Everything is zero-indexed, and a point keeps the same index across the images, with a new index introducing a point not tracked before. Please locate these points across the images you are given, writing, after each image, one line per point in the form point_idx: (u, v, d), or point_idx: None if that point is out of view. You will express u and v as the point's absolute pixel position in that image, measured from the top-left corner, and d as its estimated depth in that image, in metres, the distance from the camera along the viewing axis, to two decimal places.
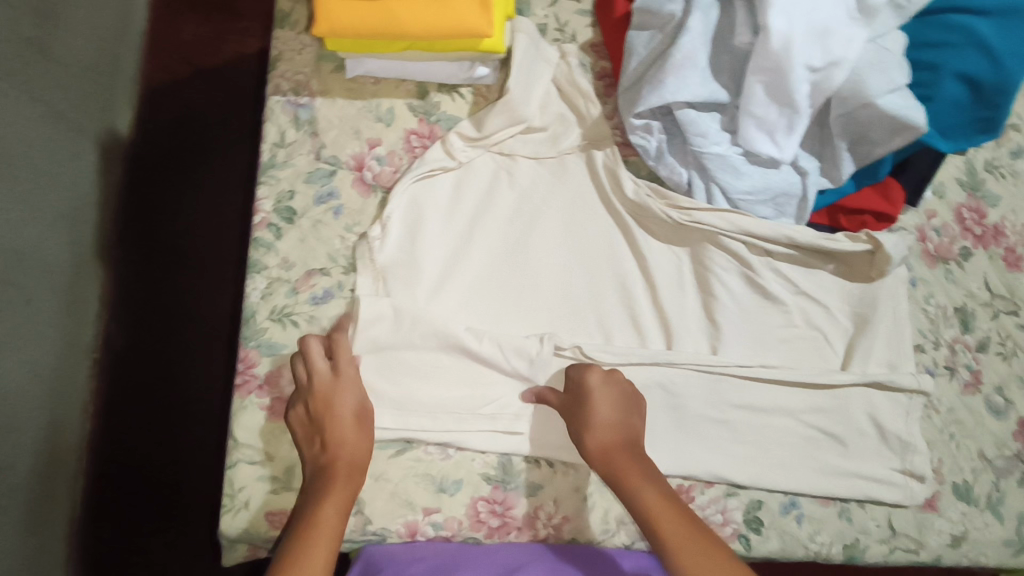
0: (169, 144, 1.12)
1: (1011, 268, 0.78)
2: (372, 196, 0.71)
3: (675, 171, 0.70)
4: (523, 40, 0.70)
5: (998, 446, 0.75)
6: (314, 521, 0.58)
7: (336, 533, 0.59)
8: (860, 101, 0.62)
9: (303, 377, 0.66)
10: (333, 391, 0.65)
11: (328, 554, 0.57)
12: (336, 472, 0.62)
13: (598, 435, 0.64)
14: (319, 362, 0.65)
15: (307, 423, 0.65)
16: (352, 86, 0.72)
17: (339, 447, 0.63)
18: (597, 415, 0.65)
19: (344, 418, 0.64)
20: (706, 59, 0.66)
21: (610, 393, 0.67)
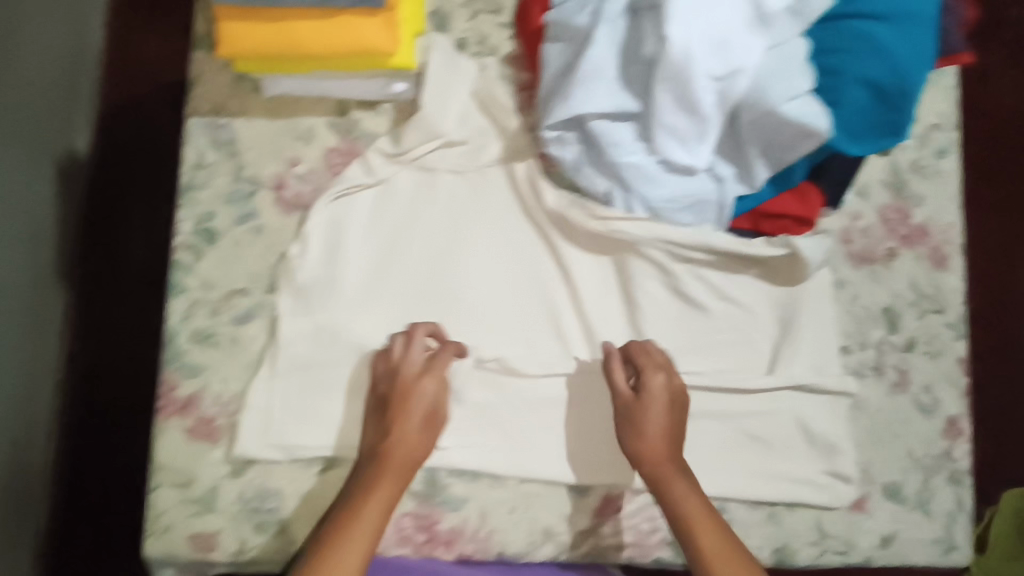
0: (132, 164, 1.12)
1: (937, 267, 0.78)
2: (292, 215, 0.71)
3: (592, 182, 0.70)
4: (438, 56, 0.71)
5: (926, 445, 0.76)
6: (357, 519, 0.60)
7: (373, 534, 0.60)
8: (764, 108, 0.63)
9: (393, 358, 0.67)
10: (413, 386, 0.66)
11: (365, 553, 0.60)
12: (399, 469, 0.64)
13: (649, 440, 0.67)
14: (414, 351, 0.67)
15: (381, 409, 0.66)
16: (271, 105, 0.72)
17: (408, 445, 0.65)
18: (653, 418, 0.67)
19: (417, 415, 0.66)
20: (615, 69, 0.66)
21: (670, 397, 0.68)
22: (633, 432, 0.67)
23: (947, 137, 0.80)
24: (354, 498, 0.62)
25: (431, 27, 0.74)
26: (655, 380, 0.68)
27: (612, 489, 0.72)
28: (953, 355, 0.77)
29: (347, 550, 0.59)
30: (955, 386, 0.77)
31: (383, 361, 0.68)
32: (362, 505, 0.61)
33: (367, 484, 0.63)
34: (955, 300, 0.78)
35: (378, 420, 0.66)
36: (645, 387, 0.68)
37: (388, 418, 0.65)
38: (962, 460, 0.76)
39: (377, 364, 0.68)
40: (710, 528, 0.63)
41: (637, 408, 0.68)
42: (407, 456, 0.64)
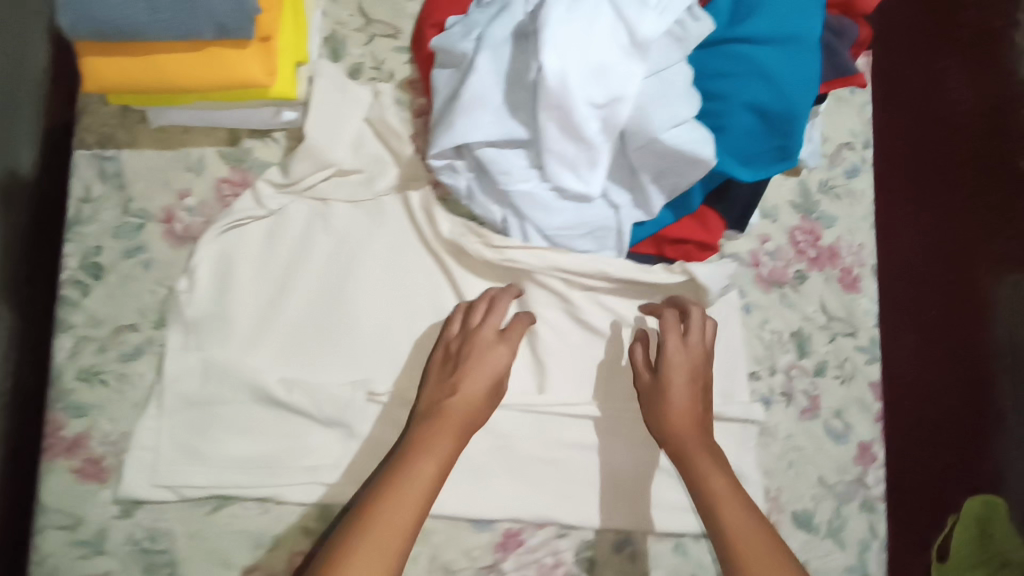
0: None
1: (848, 289, 0.76)
2: (183, 248, 0.70)
3: (487, 210, 0.69)
4: (325, 82, 0.69)
5: (838, 472, 0.74)
6: (415, 467, 0.60)
7: (428, 488, 0.59)
8: (648, 136, 0.61)
9: (471, 322, 0.68)
10: (492, 354, 0.67)
11: (417, 505, 0.58)
12: (454, 432, 0.63)
13: (677, 400, 0.67)
14: (495, 318, 0.68)
15: (443, 373, 0.67)
16: (161, 136, 0.71)
17: (467, 411, 0.65)
18: (675, 382, 0.68)
19: (480, 384, 0.66)
20: (500, 96, 0.64)
21: (694, 361, 0.69)
22: (663, 400, 0.67)
23: (857, 157, 0.78)
24: (408, 455, 0.61)
25: (326, 52, 0.73)
26: (693, 348, 0.69)
27: (514, 523, 0.70)
28: (865, 379, 0.76)
29: (399, 497, 0.57)
30: (867, 410, 0.75)
31: (453, 326, 0.69)
32: (422, 463, 0.60)
33: (428, 442, 0.62)
34: (866, 323, 0.76)
35: (439, 384, 0.66)
36: (667, 355, 0.68)
37: (455, 381, 0.65)
38: (875, 486, 0.74)
39: (449, 329, 0.69)
40: (733, 497, 0.61)
41: (666, 376, 0.68)
42: (463, 422, 0.64)
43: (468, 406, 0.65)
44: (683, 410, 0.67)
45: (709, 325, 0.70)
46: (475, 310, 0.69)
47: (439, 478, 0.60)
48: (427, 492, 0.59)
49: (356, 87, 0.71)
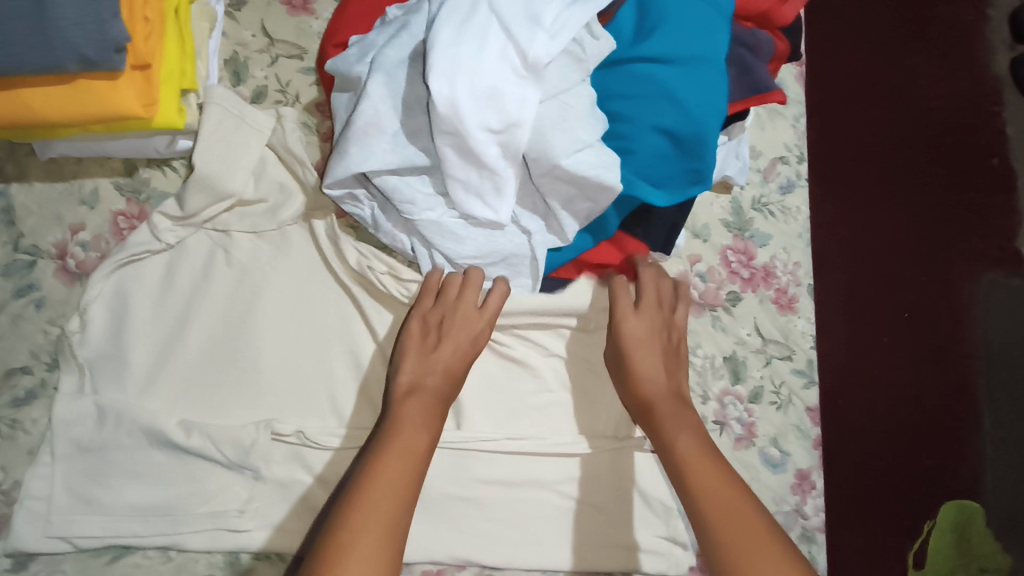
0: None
1: (784, 310, 0.73)
2: (77, 285, 0.67)
3: (395, 239, 0.66)
4: (215, 111, 0.65)
5: (775, 502, 0.71)
6: (400, 433, 0.58)
7: (418, 457, 0.57)
8: (550, 163, 0.58)
9: (450, 295, 0.66)
10: (470, 324, 0.65)
11: (409, 472, 0.56)
12: (433, 409, 0.61)
13: (643, 372, 0.66)
14: (473, 290, 0.66)
15: (422, 349, 0.65)
16: (52, 167, 0.68)
17: (444, 385, 0.64)
18: (637, 356, 0.66)
19: (455, 360, 0.65)
20: (397, 123, 0.61)
21: (654, 330, 0.67)
22: (627, 366, 0.66)
23: (791, 171, 0.76)
24: (393, 431, 0.58)
25: (226, 76, 0.71)
26: (645, 310, 0.68)
27: (433, 566, 0.67)
28: (802, 405, 0.72)
29: (385, 461, 0.56)
30: (805, 437, 0.72)
31: (428, 296, 0.66)
32: (410, 439, 0.58)
33: (410, 420, 0.59)
34: (803, 345, 0.73)
35: (421, 359, 0.64)
36: (620, 323, 0.67)
37: (438, 355, 0.64)
38: (813, 516, 0.71)
39: (425, 302, 0.66)
40: (704, 458, 0.58)
41: (623, 344, 0.67)
42: (439, 399, 0.63)
43: (448, 380, 0.64)
44: (649, 375, 0.66)
45: (666, 283, 0.70)
46: (450, 284, 0.66)
47: (427, 458, 0.58)
48: (416, 469, 0.56)
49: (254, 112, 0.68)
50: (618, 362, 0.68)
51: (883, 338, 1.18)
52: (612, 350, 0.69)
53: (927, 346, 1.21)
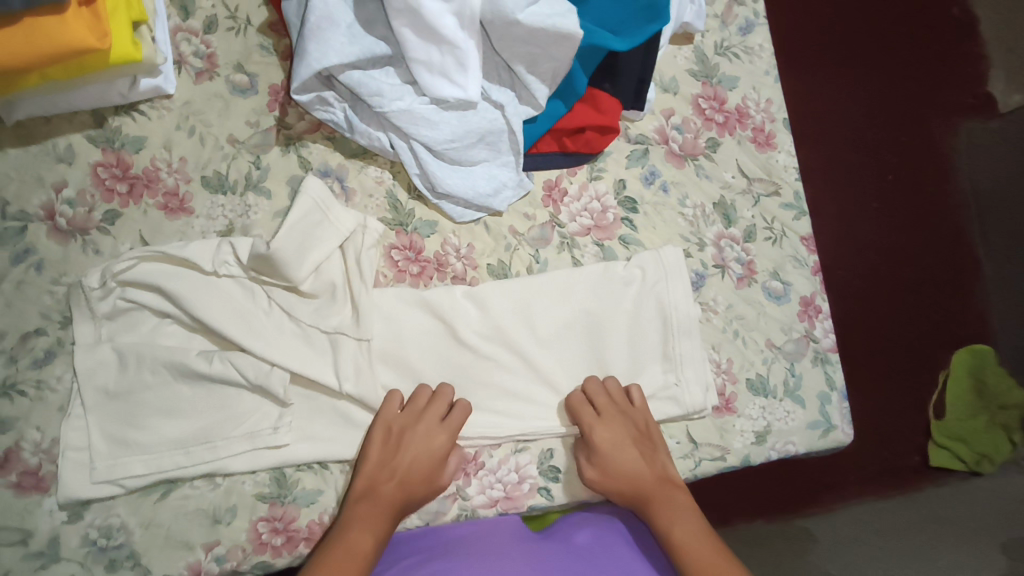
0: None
1: (762, 148, 0.74)
2: (73, 243, 0.68)
3: (371, 137, 0.66)
4: (305, 201, 0.66)
5: (785, 332, 0.73)
6: (350, 528, 0.61)
7: (364, 555, 0.59)
8: (506, 21, 0.60)
9: (417, 405, 0.67)
10: (432, 440, 0.65)
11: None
12: (389, 507, 0.63)
13: (621, 477, 0.67)
14: (439, 404, 0.67)
15: (387, 454, 0.65)
16: (22, 131, 0.68)
17: (405, 488, 0.65)
18: (613, 459, 0.67)
19: (418, 467, 0.65)
20: (350, 14, 0.62)
21: (621, 431, 0.67)
22: (611, 469, 0.67)
23: (748, 12, 0.76)
24: (345, 530, 0.61)
25: (175, 11, 0.70)
26: (609, 415, 0.67)
27: (469, 448, 0.69)
28: (796, 236, 0.74)
29: (344, 556, 0.58)
30: (804, 266, 0.74)
31: (394, 404, 0.66)
32: (354, 541, 0.60)
33: (366, 518, 0.62)
34: (787, 179, 0.74)
35: (382, 466, 0.64)
36: (588, 434, 0.66)
37: (396, 465, 0.65)
38: (824, 338, 0.74)
39: (390, 407, 0.66)
40: (697, 534, 0.64)
41: (597, 453, 0.67)
42: (403, 494, 0.64)
43: (406, 488, 0.64)
44: (619, 483, 0.67)
45: (616, 383, 0.69)
46: (419, 396, 0.67)
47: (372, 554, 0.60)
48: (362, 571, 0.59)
49: (342, 210, 0.68)
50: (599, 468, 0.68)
51: (872, 205, 1.20)
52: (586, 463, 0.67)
53: (921, 208, 1.22)
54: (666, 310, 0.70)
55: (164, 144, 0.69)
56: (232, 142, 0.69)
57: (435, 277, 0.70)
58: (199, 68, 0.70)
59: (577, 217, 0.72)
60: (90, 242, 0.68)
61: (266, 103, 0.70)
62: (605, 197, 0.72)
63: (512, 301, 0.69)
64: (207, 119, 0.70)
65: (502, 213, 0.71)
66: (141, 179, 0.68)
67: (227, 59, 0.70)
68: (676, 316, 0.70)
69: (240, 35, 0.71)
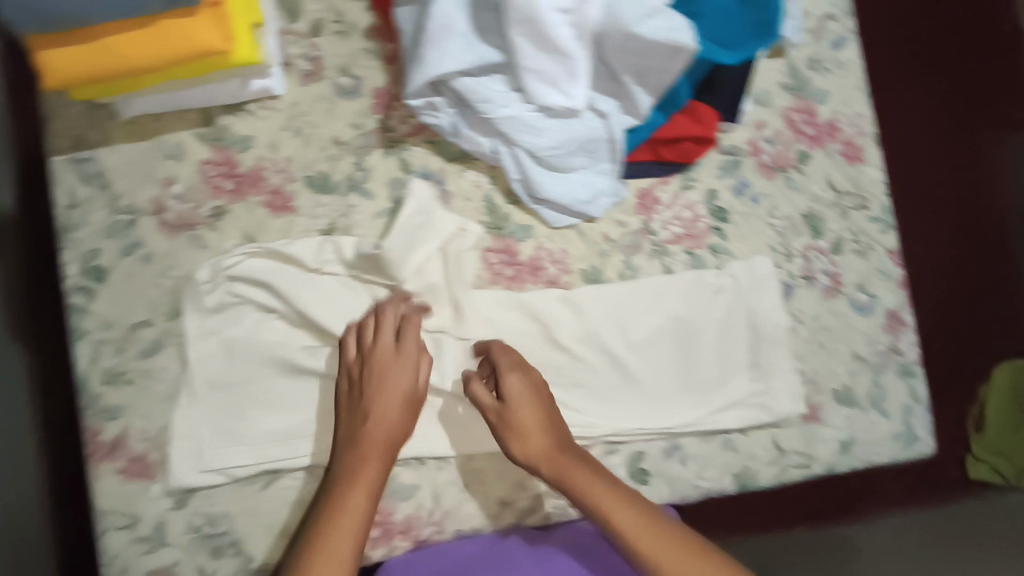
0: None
1: (852, 161, 0.75)
2: (180, 237, 0.69)
3: (475, 143, 0.68)
4: (412, 204, 0.70)
5: (869, 343, 0.74)
6: (339, 485, 0.62)
7: (364, 511, 0.60)
8: (622, 33, 0.61)
9: (365, 343, 0.67)
10: (393, 370, 0.66)
11: (354, 530, 0.59)
12: (376, 455, 0.63)
13: (534, 442, 0.65)
14: (387, 326, 0.67)
15: (353, 403, 0.66)
16: (133, 127, 0.70)
17: (387, 431, 0.65)
18: (523, 419, 0.65)
19: (392, 405, 0.66)
20: (465, 22, 0.63)
21: (524, 388, 0.66)
22: (517, 426, 0.65)
23: (841, 26, 0.76)
24: (338, 492, 0.61)
25: (282, 13, 0.72)
26: (507, 370, 0.67)
27: None
28: (883, 249, 0.75)
29: (339, 512, 0.60)
30: (889, 279, 0.75)
31: (349, 349, 0.67)
32: (348, 496, 0.61)
33: (354, 474, 0.62)
34: (875, 193, 0.75)
35: (352, 417, 0.65)
36: (502, 382, 0.66)
37: (363, 407, 0.65)
38: (908, 351, 0.75)
39: (346, 356, 0.67)
40: (615, 500, 0.60)
41: (506, 408, 0.65)
42: (385, 436, 0.65)
43: (385, 429, 0.65)
44: (523, 443, 0.65)
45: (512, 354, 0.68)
46: (365, 330, 0.67)
47: (371, 507, 0.61)
48: (360, 524, 0.60)
49: (443, 214, 0.70)
50: (505, 428, 0.65)
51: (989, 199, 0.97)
52: (493, 418, 0.66)
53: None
54: (756, 321, 0.72)
55: (271, 143, 0.71)
56: (337, 144, 0.71)
57: (529, 281, 0.71)
58: (307, 70, 0.72)
59: (668, 225, 0.73)
60: (197, 237, 0.69)
61: (370, 106, 0.72)
62: (697, 207, 0.73)
63: (606, 308, 0.71)
64: (313, 121, 0.71)
65: (597, 220, 0.72)
66: (247, 177, 0.70)
67: (333, 62, 0.72)
68: (764, 326, 0.71)
69: (345, 39, 0.72)
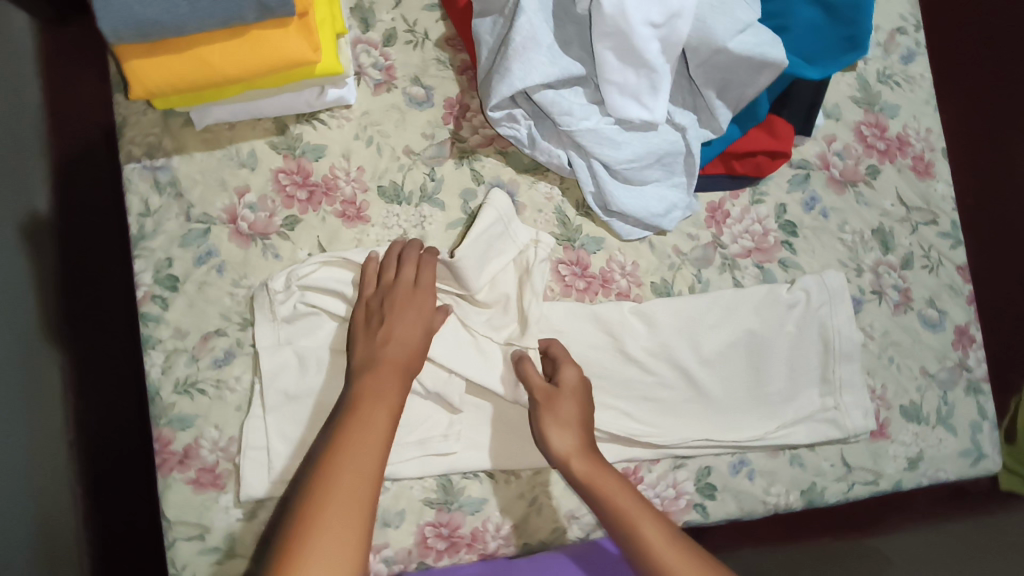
0: (98, 209, 0.98)
1: (922, 176, 0.75)
2: (253, 247, 0.69)
3: (553, 155, 0.68)
4: (491, 213, 0.68)
5: (939, 359, 0.74)
6: (359, 406, 0.58)
7: (384, 430, 0.57)
8: (712, 48, 0.61)
9: (385, 277, 0.66)
10: (413, 300, 0.65)
11: (377, 449, 0.55)
12: (392, 372, 0.61)
13: (570, 437, 0.63)
14: (408, 258, 0.66)
15: (371, 330, 0.64)
16: (207, 136, 0.70)
17: (405, 352, 0.62)
18: (568, 411, 0.64)
19: (411, 330, 0.64)
20: (551, 36, 0.63)
21: (574, 382, 0.66)
22: (557, 417, 0.64)
23: (911, 41, 0.77)
24: (358, 408, 0.58)
25: (355, 22, 0.71)
26: (564, 363, 0.66)
27: (630, 462, 0.69)
28: (952, 265, 0.75)
29: (360, 426, 0.56)
30: (959, 294, 0.75)
31: (368, 282, 0.66)
32: (370, 414, 0.57)
33: (375, 392, 0.59)
34: (944, 208, 0.76)
35: (370, 341, 0.63)
36: (557, 372, 0.66)
37: (383, 331, 0.63)
38: (976, 368, 0.75)
39: (364, 290, 0.66)
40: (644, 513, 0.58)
41: (553, 396, 0.64)
42: (403, 362, 0.62)
43: (403, 355, 0.63)
44: (566, 434, 0.63)
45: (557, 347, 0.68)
46: (386, 266, 0.66)
47: (392, 425, 0.58)
48: (382, 442, 0.56)
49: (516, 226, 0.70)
50: (547, 412, 0.64)
51: None
52: (536, 397, 0.65)
53: None
54: (828, 336, 0.71)
55: (343, 152, 0.70)
56: (409, 153, 0.71)
57: (600, 293, 0.71)
58: (378, 80, 0.71)
59: (739, 238, 0.73)
60: (270, 246, 0.69)
61: (441, 116, 0.72)
62: (767, 220, 0.73)
63: (678, 320, 0.70)
64: (385, 130, 0.71)
65: (667, 233, 0.72)
66: (320, 187, 0.70)
67: (405, 71, 0.72)
68: (835, 341, 0.71)
69: (418, 48, 0.72)
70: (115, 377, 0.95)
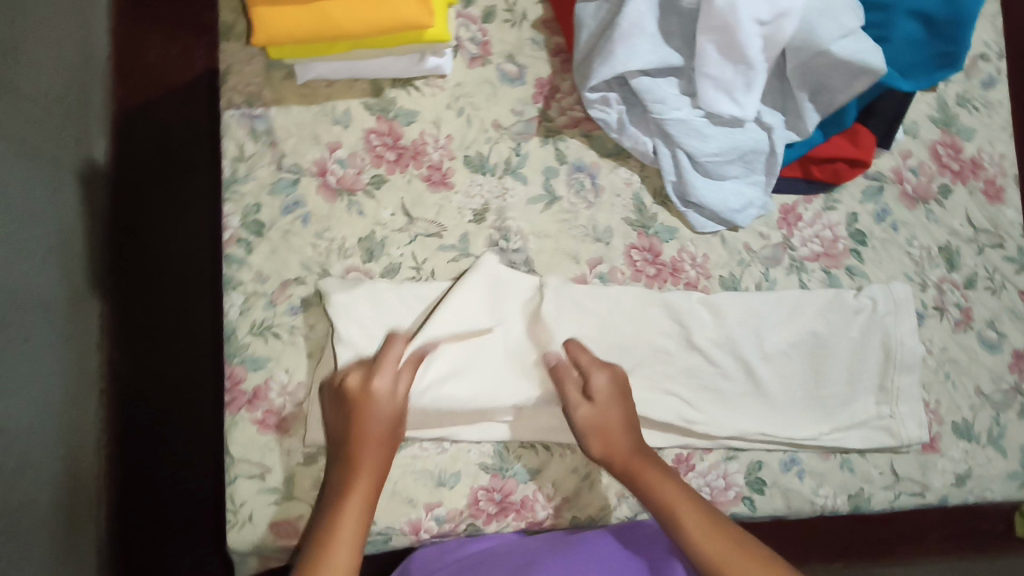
0: (179, 162, 1.03)
1: (993, 200, 0.77)
2: (338, 201, 0.71)
3: (639, 141, 0.70)
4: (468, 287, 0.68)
5: (994, 381, 0.75)
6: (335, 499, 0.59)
7: (357, 524, 0.58)
8: (814, 51, 0.63)
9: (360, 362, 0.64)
10: (374, 389, 0.62)
11: (354, 543, 0.57)
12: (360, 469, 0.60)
13: (602, 442, 0.64)
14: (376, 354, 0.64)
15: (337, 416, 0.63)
16: (306, 91, 0.72)
17: (368, 443, 0.61)
18: (610, 417, 0.65)
19: (375, 424, 0.61)
20: (655, 24, 0.66)
21: (608, 390, 0.65)
22: (593, 427, 0.64)
23: (993, 67, 0.78)
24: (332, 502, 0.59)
25: None
26: (595, 367, 0.66)
27: (683, 449, 0.70)
28: (1014, 289, 0.76)
29: (334, 523, 0.57)
30: (1018, 319, 0.76)
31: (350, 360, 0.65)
32: (341, 512, 0.58)
33: (346, 485, 0.59)
34: (1012, 234, 0.77)
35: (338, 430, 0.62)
36: (590, 378, 0.66)
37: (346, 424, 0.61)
38: None
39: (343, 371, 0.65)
40: (687, 499, 0.60)
41: (592, 403, 0.65)
42: (371, 449, 0.61)
43: (368, 445, 0.61)
44: (603, 443, 0.64)
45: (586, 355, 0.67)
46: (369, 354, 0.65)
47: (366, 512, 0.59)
48: (355, 538, 0.57)
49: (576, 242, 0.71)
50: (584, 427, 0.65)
51: None
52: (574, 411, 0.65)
53: None
54: (890, 345, 0.73)
55: (434, 119, 0.73)
56: (497, 127, 0.73)
57: (669, 281, 0.73)
58: (474, 53, 0.74)
59: (808, 242, 0.74)
60: (355, 203, 0.71)
61: (532, 94, 0.74)
62: (837, 227, 0.75)
63: (744, 313, 0.72)
64: (476, 103, 0.73)
65: (739, 229, 0.74)
66: (409, 150, 0.72)
67: (501, 48, 0.74)
68: (895, 351, 0.73)
69: (514, 27, 0.75)
70: (176, 323, 0.99)
